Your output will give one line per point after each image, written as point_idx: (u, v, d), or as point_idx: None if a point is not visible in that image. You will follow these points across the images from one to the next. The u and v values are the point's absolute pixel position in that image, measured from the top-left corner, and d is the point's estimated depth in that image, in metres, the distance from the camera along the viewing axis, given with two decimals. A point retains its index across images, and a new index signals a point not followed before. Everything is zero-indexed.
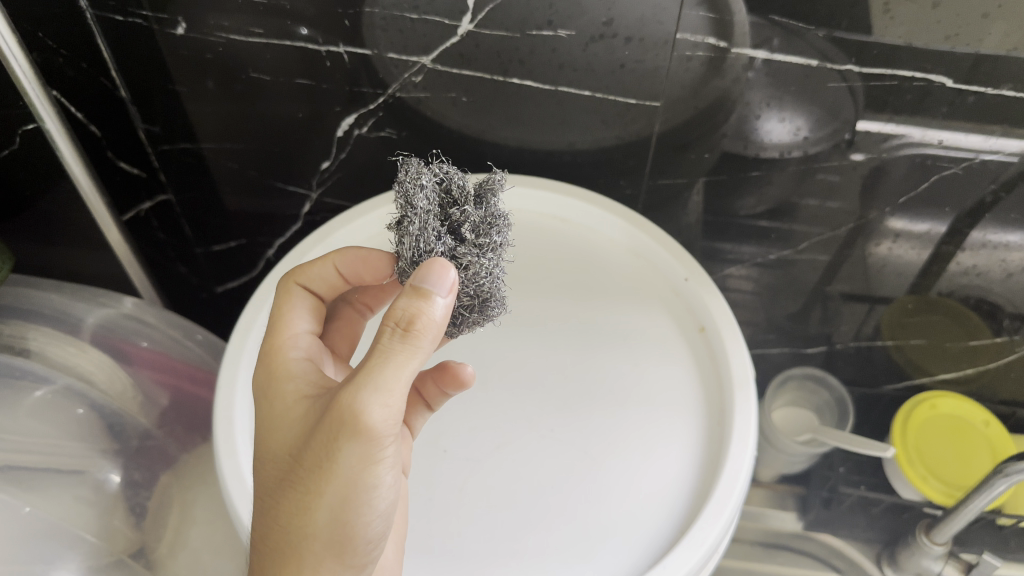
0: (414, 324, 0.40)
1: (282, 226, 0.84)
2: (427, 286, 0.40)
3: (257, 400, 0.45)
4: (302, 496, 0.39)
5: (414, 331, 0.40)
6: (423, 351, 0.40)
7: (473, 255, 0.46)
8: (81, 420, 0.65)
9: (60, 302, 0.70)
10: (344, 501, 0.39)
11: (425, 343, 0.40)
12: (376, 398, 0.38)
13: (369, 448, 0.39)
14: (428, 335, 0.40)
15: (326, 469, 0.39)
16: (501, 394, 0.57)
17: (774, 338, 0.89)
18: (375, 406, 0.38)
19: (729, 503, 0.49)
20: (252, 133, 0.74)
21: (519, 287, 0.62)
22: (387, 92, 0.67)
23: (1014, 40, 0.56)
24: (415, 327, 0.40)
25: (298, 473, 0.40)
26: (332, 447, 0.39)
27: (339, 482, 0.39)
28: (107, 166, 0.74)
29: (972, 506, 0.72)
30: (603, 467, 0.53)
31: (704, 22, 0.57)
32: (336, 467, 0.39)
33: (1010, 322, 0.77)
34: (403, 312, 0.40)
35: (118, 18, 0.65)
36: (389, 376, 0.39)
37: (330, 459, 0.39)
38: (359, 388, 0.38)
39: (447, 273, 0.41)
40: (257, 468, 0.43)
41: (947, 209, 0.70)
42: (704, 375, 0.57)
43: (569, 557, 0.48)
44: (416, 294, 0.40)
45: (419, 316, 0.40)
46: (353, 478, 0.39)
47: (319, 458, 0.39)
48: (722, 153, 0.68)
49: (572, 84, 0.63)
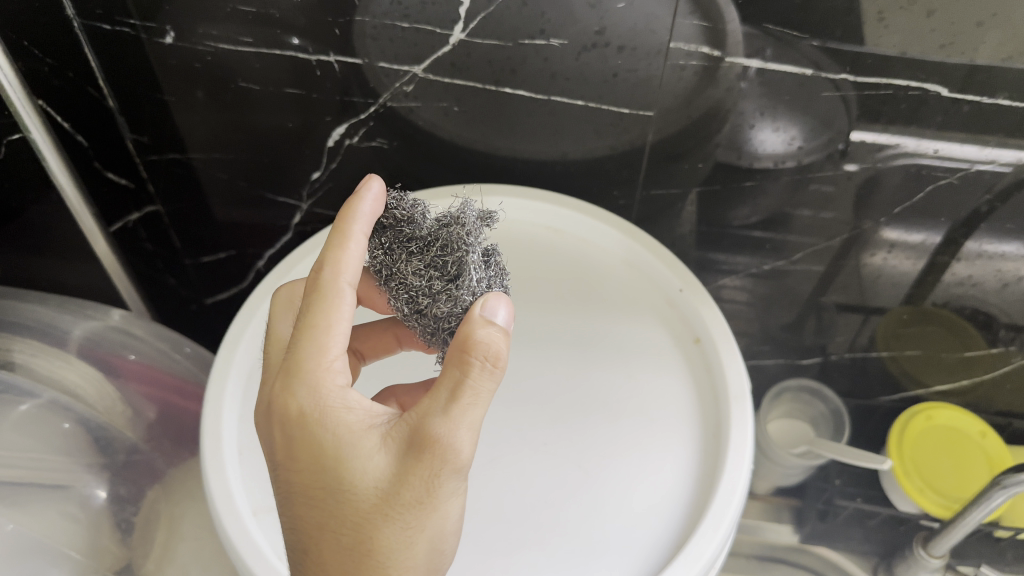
0: (500, 359, 0.40)
1: (272, 237, 0.83)
2: (493, 317, 0.42)
3: (307, 421, 0.40)
4: (403, 533, 0.39)
5: (498, 363, 0.40)
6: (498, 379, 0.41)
7: (445, 286, 0.46)
8: (66, 434, 0.63)
9: (45, 314, 0.69)
10: (438, 530, 0.40)
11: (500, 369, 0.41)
12: (471, 436, 0.39)
13: (459, 480, 0.40)
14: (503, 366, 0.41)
15: (426, 503, 0.39)
16: (494, 406, 0.56)
17: (769, 349, 0.88)
18: (470, 444, 0.39)
19: (725, 519, 0.48)
20: (242, 144, 0.73)
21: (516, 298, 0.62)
22: (378, 101, 0.66)
23: (1009, 50, 0.55)
24: (500, 362, 0.40)
25: (396, 508, 0.39)
26: (434, 483, 0.39)
27: (436, 514, 0.40)
28: (93, 175, 0.74)
29: (970, 518, 0.71)
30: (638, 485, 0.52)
31: (697, 30, 0.57)
32: (434, 500, 0.40)
33: (1006, 332, 0.77)
34: (489, 346, 0.40)
35: (105, 27, 0.64)
36: (480, 410, 0.40)
37: (432, 492, 0.39)
38: (457, 428, 0.39)
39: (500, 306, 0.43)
40: (325, 496, 0.40)
41: (942, 219, 0.70)
42: (700, 388, 0.57)
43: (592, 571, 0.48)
44: (491, 328, 0.41)
45: (501, 348, 0.40)
46: (446, 507, 0.40)
47: (420, 497, 0.39)
48: (716, 162, 0.68)
49: (564, 94, 0.63)
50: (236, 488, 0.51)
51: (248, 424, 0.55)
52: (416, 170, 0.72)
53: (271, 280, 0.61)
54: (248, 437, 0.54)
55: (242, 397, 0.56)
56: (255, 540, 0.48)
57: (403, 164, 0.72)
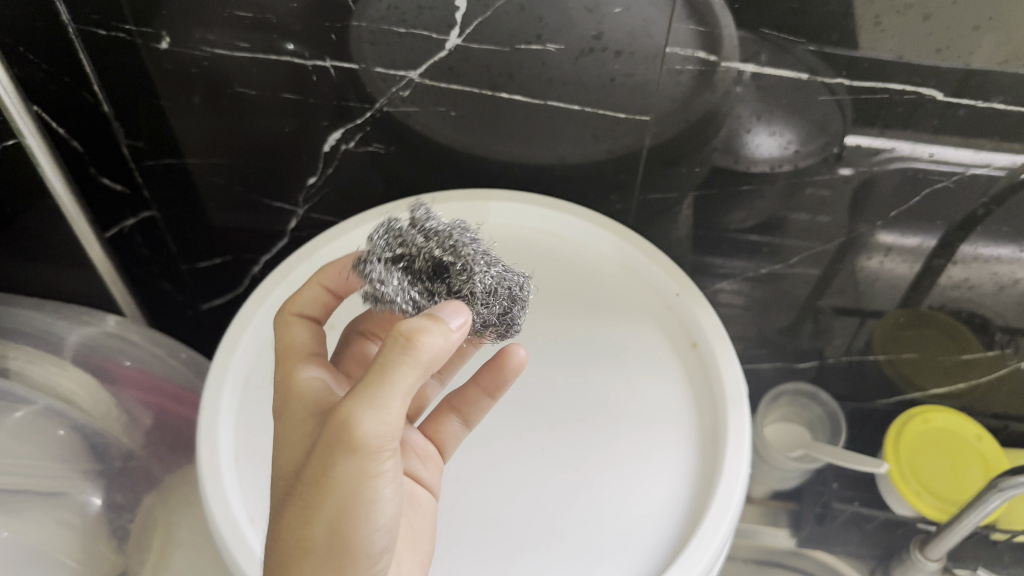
0: (415, 338, 0.38)
1: (268, 243, 0.83)
2: (437, 312, 0.40)
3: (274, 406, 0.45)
4: (303, 511, 0.39)
5: (416, 344, 0.38)
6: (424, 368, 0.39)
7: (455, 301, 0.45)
8: (62, 441, 0.63)
9: (40, 320, 0.68)
10: (342, 514, 0.39)
11: (430, 359, 0.39)
12: (376, 415, 0.38)
13: (366, 464, 0.38)
14: (429, 351, 0.39)
15: (327, 481, 0.39)
16: (496, 411, 0.56)
17: (766, 353, 0.88)
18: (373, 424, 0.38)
19: (723, 524, 0.48)
20: (237, 149, 0.73)
21: None
22: (375, 106, 0.66)
23: (1004, 54, 0.56)
24: (416, 342, 0.38)
25: (302, 485, 0.39)
26: (330, 460, 0.38)
27: (340, 496, 0.39)
28: (88, 181, 0.74)
29: (965, 522, 0.71)
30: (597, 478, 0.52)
31: (694, 35, 0.57)
32: (335, 480, 0.38)
33: (1002, 335, 0.77)
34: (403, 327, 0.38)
35: (101, 32, 0.63)
36: (390, 391, 0.38)
37: (329, 471, 0.38)
38: (354, 404, 0.38)
39: (453, 310, 0.40)
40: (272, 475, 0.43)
41: (937, 223, 0.70)
42: (697, 392, 0.57)
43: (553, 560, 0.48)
44: (427, 317, 0.39)
45: (423, 330, 0.38)
46: (354, 493, 0.39)
47: (320, 473, 0.39)
48: (713, 166, 0.68)
49: (561, 98, 0.63)
50: (234, 496, 0.50)
51: (245, 430, 0.54)
52: (413, 174, 0.72)
53: (270, 284, 0.61)
54: (245, 444, 0.54)
55: (239, 404, 0.56)
56: (253, 547, 0.48)
57: (399, 168, 0.72)
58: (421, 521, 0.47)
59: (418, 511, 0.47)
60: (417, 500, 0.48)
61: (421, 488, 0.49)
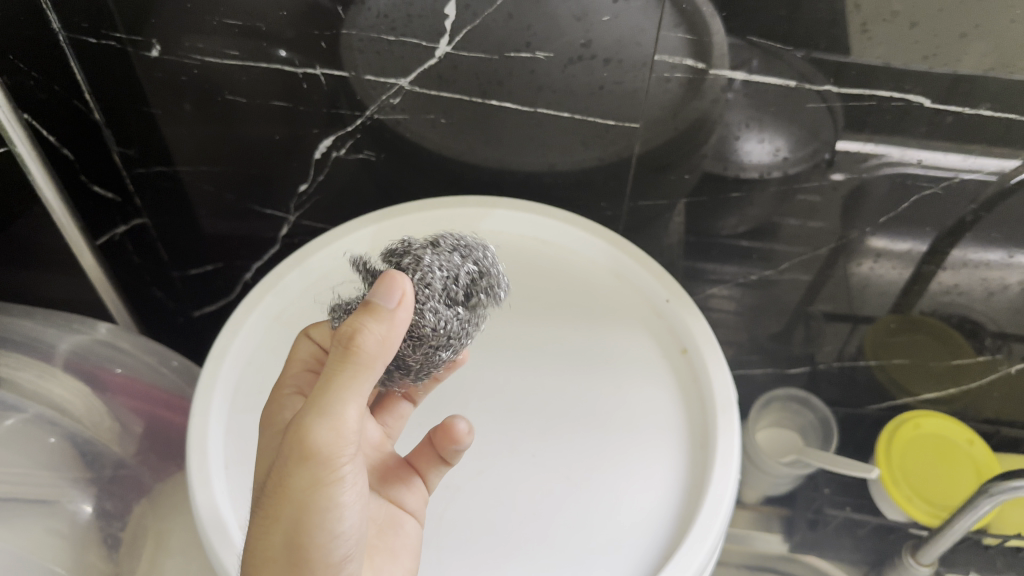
0: (354, 338, 0.39)
1: (260, 250, 0.83)
2: (375, 302, 0.41)
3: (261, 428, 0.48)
4: (262, 520, 0.40)
5: (356, 346, 0.39)
6: (367, 368, 0.40)
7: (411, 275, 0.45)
8: (52, 449, 0.63)
9: (31, 329, 0.68)
10: (296, 524, 0.39)
11: (371, 357, 0.40)
12: (324, 421, 0.39)
13: (318, 471, 0.39)
14: (369, 350, 0.40)
15: (283, 490, 0.40)
16: (491, 420, 0.56)
17: (758, 359, 0.89)
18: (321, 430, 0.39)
19: (712, 530, 0.48)
20: (228, 157, 0.73)
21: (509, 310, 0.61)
22: (366, 113, 0.66)
23: (991, 61, 0.56)
24: (355, 342, 0.39)
25: (265, 494, 0.41)
26: (284, 467, 0.40)
27: (294, 505, 0.39)
28: (80, 189, 0.73)
29: (957, 527, 0.71)
30: (577, 485, 0.52)
31: (683, 43, 0.57)
32: (290, 489, 0.39)
33: (992, 340, 0.77)
34: (344, 328, 0.40)
35: (91, 40, 0.64)
36: (334, 393, 0.39)
37: (284, 477, 0.40)
38: (306, 412, 0.39)
39: (392, 286, 0.41)
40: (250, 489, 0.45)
41: (927, 228, 0.70)
42: (687, 398, 0.57)
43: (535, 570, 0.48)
44: (368, 314, 0.40)
45: (360, 330, 0.40)
46: (307, 501, 0.39)
47: (276, 482, 0.40)
48: (702, 173, 0.68)
49: (551, 106, 0.63)
50: (224, 503, 0.50)
51: (235, 437, 0.54)
52: (404, 181, 0.72)
53: (259, 292, 0.61)
54: (234, 451, 0.54)
55: (229, 411, 0.56)
56: (242, 555, 0.48)
57: (390, 175, 0.72)
58: (398, 539, 0.48)
59: (400, 532, 0.48)
60: (399, 523, 0.49)
61: (403, 511, 0.50)
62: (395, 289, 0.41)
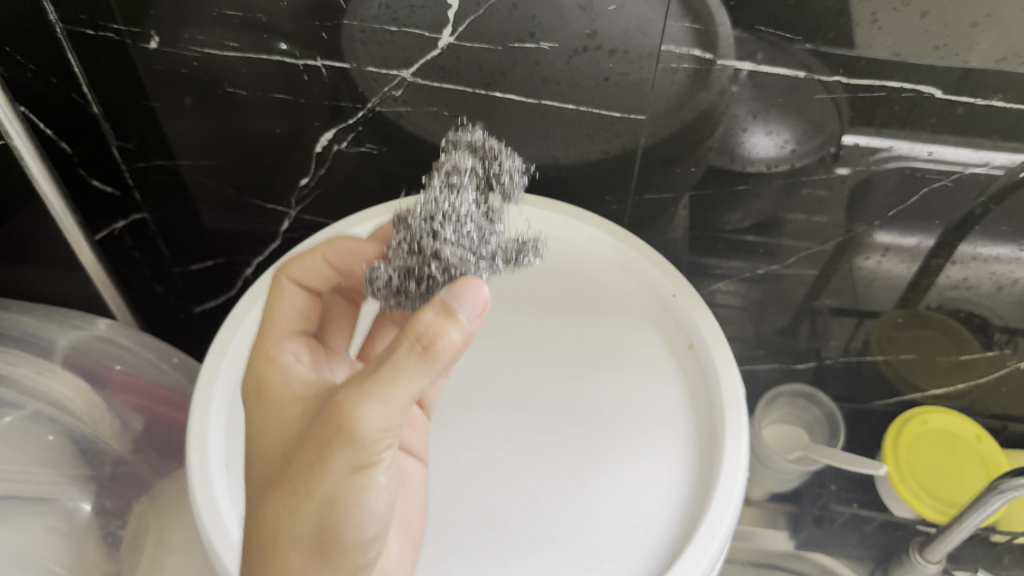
0: (433, 344, 0.36)
1: (260, 244, 0.82)
2: (450, 302, 0.37)
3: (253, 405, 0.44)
4: (291, 499, 0.38)
5: (433, 350, 0.36)
6: (438, 371, 0.37)
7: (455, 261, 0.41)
8: (50, 447, 0.64)
9: (30, 324, 0.68)
10: (332, 502, 0.37)
11: (446, 362, 0.37)
12: (378, 406, 0.36)
13: (361, 455, 0.37)
14: (447, 357, 0.37)
15: (320, 469, 0.37)
16: (492, 417, 0.55)
17: (763, 354, 0.88)
18: (374, 412, 0.36)
19: (722, 528, 0.47)
20: (230, 150, 0.72)
21: (522, 308, 0.61)
22: (367, 105, 0.65)
23: (1002, 51, 0.55)
24: (434, 347, 0.36)
25: (290, 471, 0.38)
26: (326, 449, 0.37)
27: (330, 484, 0.37)
28: (78, 183, 0.73)
29: (966, 523, 0.70)
30: (587, 484, 0.51)
31: (689, 33, 0.56)
32: (328, 470, 0.37)
33: (1001, 335, 0.76)
34: (420, 327, 0.36)
35: (89, 32, 0.63)
36: (394, 388, 0.36)
37: (323, 460, 0.37)
38: (361, 397, 0.36)
39: (478, 294, 0.37)
40: (254, 462, 0.41)
41: (936, 222, 0.69)
42: (694, 394, 0.56)
43: (545, 566, 0.48)
44: (441, 311, 0.37)
45: (436, 330, 0.36)
46: (346, 481, 0.37)
47: (313, 461, 0.38)
48: (709, 166, 0.67)
49: (555, 97, 0.62)
50: (225, 502, 0.50)
51: (235, 434, 0.53)
52: (406, 175, 0.71)
53: (260, 287, 0.60)
54: (235, 449, 0.53)
55: (229, 408, 0.55)
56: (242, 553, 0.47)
57: (392, 169, 0.71)
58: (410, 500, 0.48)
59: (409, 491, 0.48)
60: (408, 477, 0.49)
61: (411, 460, 0.50)
62: (475, 295, 0.37)
